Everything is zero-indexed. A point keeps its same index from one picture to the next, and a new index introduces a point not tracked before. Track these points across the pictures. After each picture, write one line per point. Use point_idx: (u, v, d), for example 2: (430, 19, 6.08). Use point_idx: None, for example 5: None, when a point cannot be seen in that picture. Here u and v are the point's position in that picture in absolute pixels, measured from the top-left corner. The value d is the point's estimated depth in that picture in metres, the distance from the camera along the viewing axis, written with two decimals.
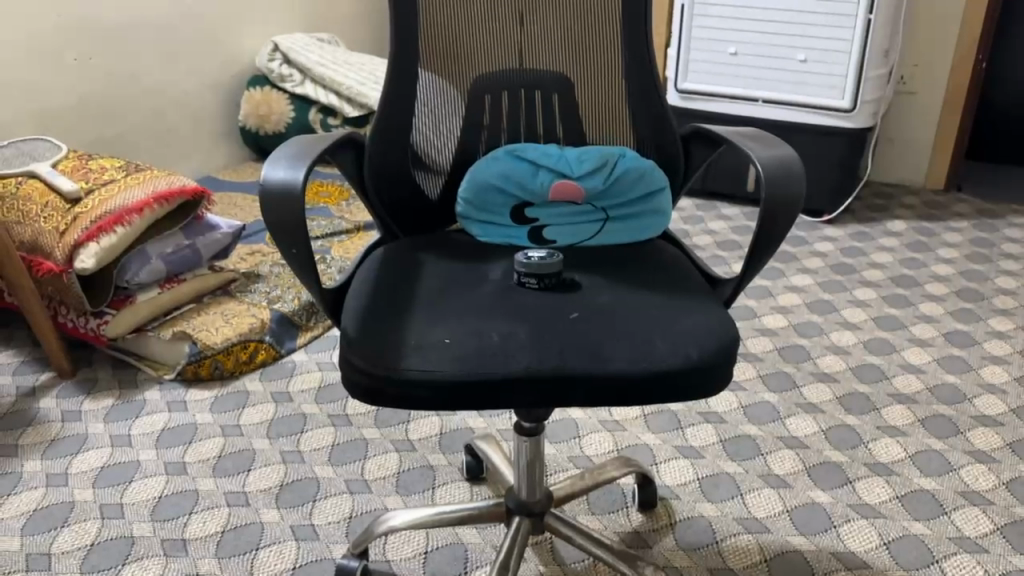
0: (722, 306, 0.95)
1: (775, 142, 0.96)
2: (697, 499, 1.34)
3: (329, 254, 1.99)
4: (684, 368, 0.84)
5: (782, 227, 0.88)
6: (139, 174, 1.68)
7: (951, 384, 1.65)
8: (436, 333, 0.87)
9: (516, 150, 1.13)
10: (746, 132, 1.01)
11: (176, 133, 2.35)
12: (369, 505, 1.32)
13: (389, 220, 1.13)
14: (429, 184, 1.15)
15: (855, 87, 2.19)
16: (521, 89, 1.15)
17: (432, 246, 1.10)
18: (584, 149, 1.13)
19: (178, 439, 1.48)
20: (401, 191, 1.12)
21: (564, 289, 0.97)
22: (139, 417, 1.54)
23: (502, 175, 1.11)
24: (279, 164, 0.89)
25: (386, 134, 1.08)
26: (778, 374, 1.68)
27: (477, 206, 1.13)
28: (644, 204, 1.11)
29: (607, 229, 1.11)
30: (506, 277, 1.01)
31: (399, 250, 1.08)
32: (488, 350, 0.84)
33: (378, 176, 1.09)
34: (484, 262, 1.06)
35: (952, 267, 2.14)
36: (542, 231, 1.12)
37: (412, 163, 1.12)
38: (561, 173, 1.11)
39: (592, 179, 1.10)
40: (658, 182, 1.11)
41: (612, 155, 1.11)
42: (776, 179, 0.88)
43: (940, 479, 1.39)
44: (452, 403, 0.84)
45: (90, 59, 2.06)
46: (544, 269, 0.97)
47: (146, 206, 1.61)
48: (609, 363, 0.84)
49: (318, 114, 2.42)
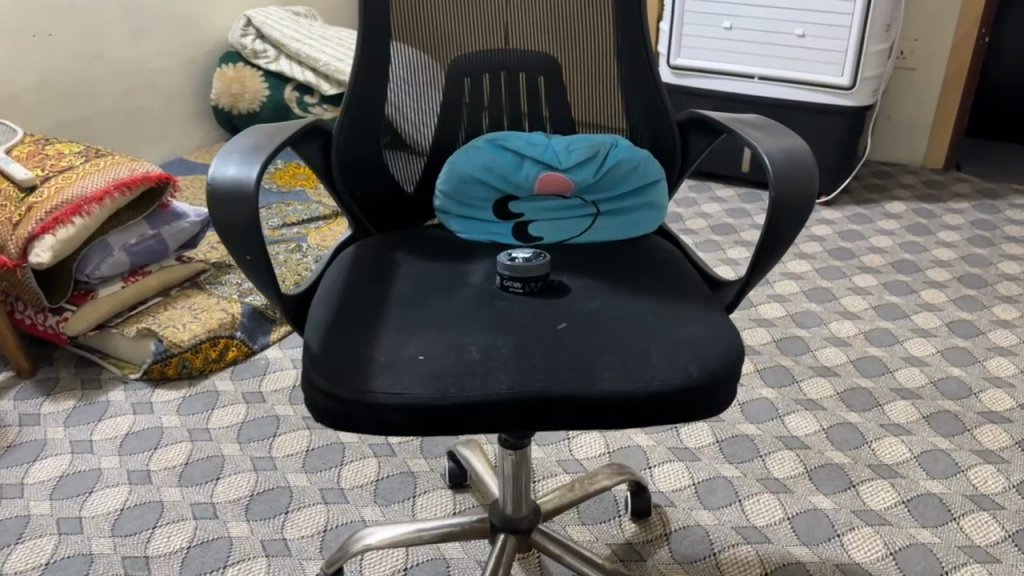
0: (723, 312, 0.87)
1: (780, 132, 0.87)
2: (693, 506, 1.27)
3: (305, 242, 1.89)
4: (683, 387, 0.75)
5: (792, 226, 0.79)
6: (100, 160, 1.58)
7: (956, 377, 1.58)
8: (409, 349, 0.78)
9: (499, 139, 1.03)
10: (748, 121, 0.92)
11: (145, 113, 2.23)
12: (347, 516, 1.24)
13: (361, 216, 1.03)
14: (405, 177, 1.06)
15: (855, 63, 2.09)
16: (503, 72, 1.05)
17: (408, 245, 1.01)
18: (573, 138, 1.03)
19: (142, 445, 1.39)
20: (373, 185, 1.03)
21: (552, 294, 0.90)
22: (101, 421, 1.45)
23: (483, 167, 1.02)
24: (231, 160, 0.79)
25: (356, 121, 0.99)
26: (777, 368, 1.60)
27: (458, 200, 1.04)
28: (638, 198, 1.02)
29: (597, 226, 1.02)
30: (488, 283, 0.93)
31: (370, 252, 0.99)
32: (466, 368, 0.75)
33: (348, 168, 0.99)
34: (465, 263, 0.97)
35: (952, 251, 2.07)
36: (528, 226, 1.02)
37: (386, 153, 1.03)
38: (547, 165, 1.01)
39: (581, 171, 1.01)
40: (654, 174, 1.02)
41: (603, 144, 1.01)
42: (784, 174, 0.79)
43: (947, 481, 1.33)
44: (428, 430, 0.74)
45: (51, 36, 1.94)
46: (530, 272, 0.90)
47: (107, 195, 1.51)
48: (601, 382, 0.75)
49: (293, 92, 2.30)
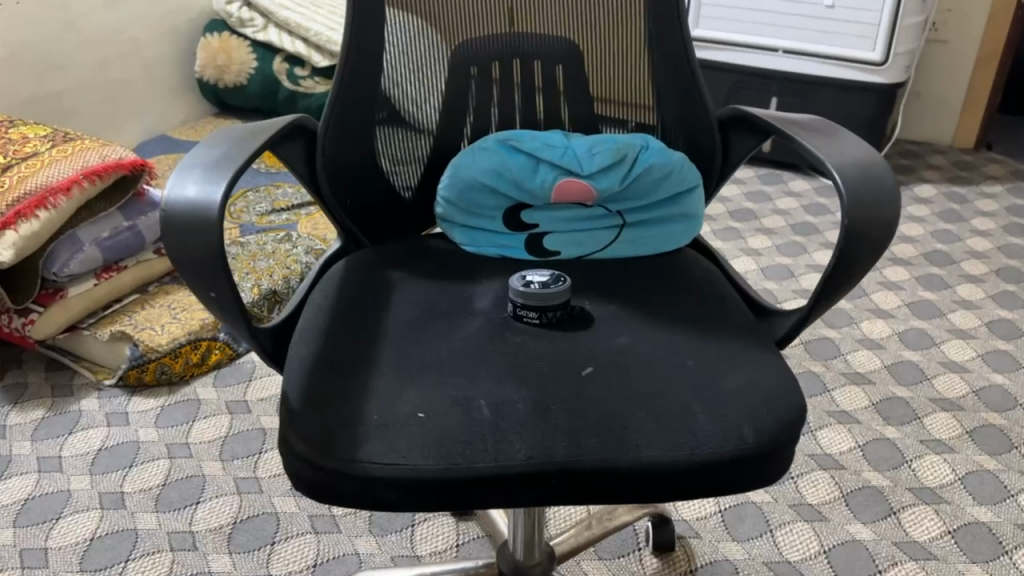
0: (775, 348, 0.75)
1: (845, 138, 0.74)
2: (720, 538, 1.16)
3: (294, 230, 1.75)
4: (736, 456, 0.63)
5: (865, 259, 0.67)
6: (68, 145, 1.44)
7: (999, 386, 1.46)
8: (406, 404, 0.66)
9: (511, 139, 0.89)
10: (802, 122, 0.79)
11: (124, 87, 2.08)
12: (339, 549, 1.13)
13: (352, 227, 0.90)
14: (400, 182, 0.92)
15: (888, 36, 1.93)
16: (516, 60, 0.91)
17: (406, 261, 0.88)
18: (597, 138, 0.89)
19: (116, 463, 1.27)
20: (365, 191, 0.90)
21: (573, 325, 0.78)
22: (72, 434, 1.33)
23: (492, 171, 0.88)
24: (192, 175, 0.66)
25: (343, 118, 0.85)
26: (806, 375, 1.48)
27: (464, 208, 0.90)
28: (670, 209, 0.89)
29: (623, 239, 0.88)
30: (498, 312, 0.80)
31: (361, 271, 0.86)
32: (475, 431, 0.63)
33: (335, 173, 0.86)
34: (472, 286, 0.84)
35: (987, 241, 1.94)
36: (544, 239, 0.89)
37: (378, 154, 0.89)
38: (567, 170, 0.87)
39: (606, 178, 0.88)
40: (690, 181, 0.89)
41: (632, 146, 0.88)
42: (860, 197, 0.67)
43: (997, 508, 1.21)
44: (429, 506, 0.62)
45: (18, 4, 1.78)
46: (547, 300, 0.77)
47: (74, 184, 1.37)
48: (638, 450, 0.62)
49: (283, 63, 2.15)
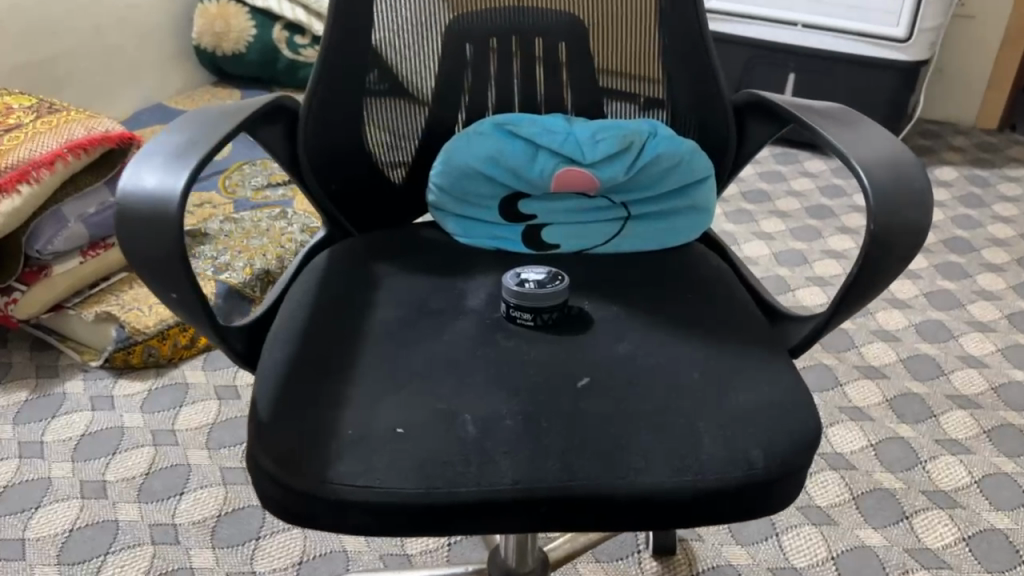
0: (788, 355, 0.70)
1: (872, 130, 0.68)
2: (725, 541, 1.11)
3: (290, 207, 1.69)
4: (745, 483, 0.58)
5: (892, 267, 0.61)
6: (53, 117, 1.38)
7: (1020, 383, 1.39)
8: (385, 417, 0.60)
9: (508, 123, 0.83)
10: (825, 109, 0.73)
11: (119, 54, 2.00)
12: (326, 545, 1.09)
13: (338, 214, 0.84)
14: (386, 162, 0.86)
15: (913, 10, 1.83)
16: (515, 36, 0.84)
17: (394, 253, 0.82)
18: (601, 124, 0.82)
19: (99, 450, 1.23)
20: (351, 177, 0.83)
21: (570, 328, 0.72)
22: (55, 418, 1.28)
23: (488, 158, 0.82)
24: (153, 164, 0.61)
25: (328, 97, 0.79)
26: (818, 368, 1.42)
27: (457, 197, 0.84)
28: (678, 201, 0.83)
29: (627, 232, 0.82)
30: (490, 312, 0.75)
31: (345, 262, 0.80)
32: (459, 450, 0.58)
33: (319, 157, 0.80)
34: (464, 283, 0.78)
35: (1010, 227, 1.86)
36: (542, 231, 0.83)
37: (365, 133, 0.83)
38: (568, 158, 0.81)
39: (610, 167, 0.81)
40: (701, 171, 0.82)
41: (638, 134, 0.81)
42: (889, 199, 0.61)
43: (1015, 514, 1.15)
44: (408, 531, 0.57)
45: None
46: (543, 300, 0.72)
47: (58, 158, 1.32)
48: (637, 475, 0.57)
49: (283, 31, 2.08)
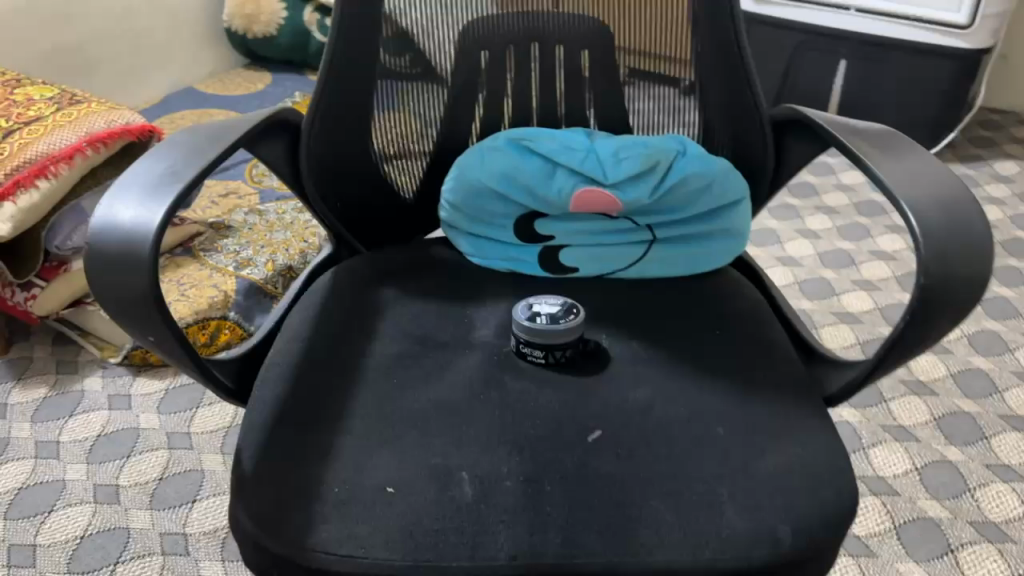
0: (822, 404, 0.63)
1: (925, 159, 0.60)
2: None
3: None
4: (768, 564, 0.52)
5: (944, 322, 0.54)
6: (74, 109, 1.35)
7: None
8: (374, 475, 0.55)
9: (525, 138, 0.77)
10: (870, 132, 0.65)
11: None
12: None
13: (345, 232, 0.80)
14: (391, 166, 0.80)
15: None
16: (534, 42, 0.78)
17: (401, 274, 0.77)
18: (625, 140, 0.76)
19: (113, 453, 1.20)
20: (359, 191, 0.79)
21: (585, 368, 0.66)
22: (72, 417, 1.26)
23: (502, 175, 0.76)
24: (131, 196, 0.56)
25: (333, 110, 0.73)
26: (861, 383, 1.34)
27: (469, 214, 0.79)
28: (709, 225, 0.76)
29: (651, 257, 0.76)
30: (499, 344, 0.69)
31: (347, 287, 0.75)
32: (452, 518, 0.53)
33: (324, 173, 0.75)
34: (474, 310, 0.73)
35: None
36: (560, 254, 0.77)
37: (371, 139, 0.77)
38: (588, 177, 0.75)
39: (633, 188, 0.75)
40: (733, 194, 0.75)
41: (666, 152, 0.75)
42: (943, 248, 0.54)
43: None
44: None
45: None
46: (556, 337, 0.66)
47: (78, 153, 1.29)
48: (647, 554, 0.51)
49: (314, 14, 1.93)
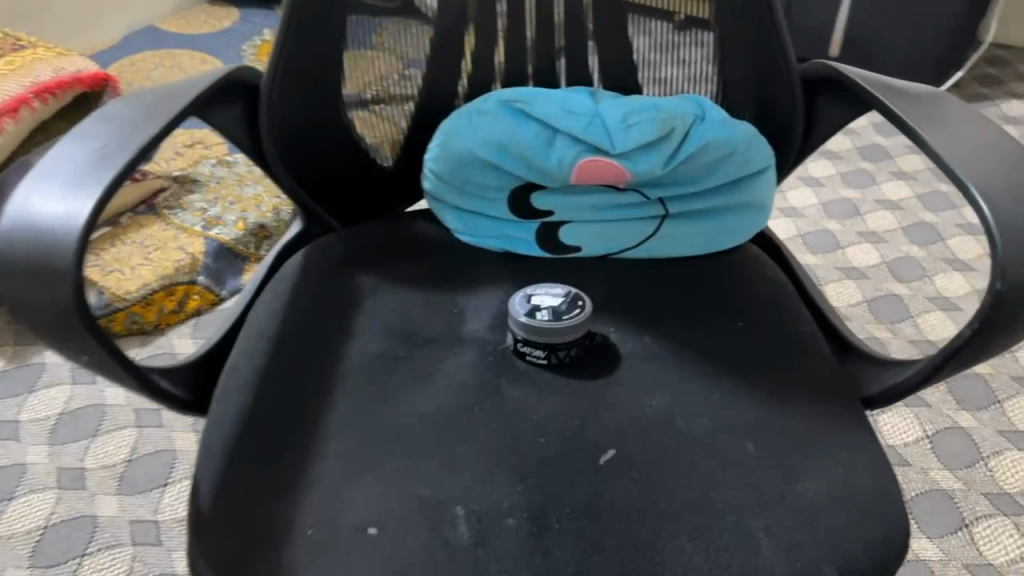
0: (859, 406, 0.56)
1: (987, 132, 0.52)
2: None
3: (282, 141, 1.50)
4: None
5: (1014, 332, 0.47)
6: (17, 56, 1.23)
7: None
8: (354, 511, 0.48)
9: (521, 100, 0.67)
10: (917, 95, 0.57)
11: None
12: None
13: (317, 205, 0.71)
14: (359, 117, 0.69)
15: None
16: None
17: (380, 256, 0.68)
18: (636, 101, 0.66)
19: (80, 433, 1.03)
20: (331, 159, 0.69)
21: (593, 369, 0.58)
22: (30, 393, 1.07)
23: (494, 144, 0.67)
24: (53, 185, 0.47)
25: (296, 70, 0.63)
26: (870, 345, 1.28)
27: (456, 186, 0.70)
28: (728, 198, 0.67)
29: (663, 235, 0.67)
30: (493, 341, 0.61)
31: (318, 272, 0.66)
32: (445, 565, 0.45)
33: (289, 140, 0.66)
34: (464, 298, 0.65)
35: None
36: (559, 230, 0.69)
37: (339, 94, 0.67)
38: (592, 146, 0.65)
39: (644, 158, 0.65)
40: (757, 164, 0.66)
41: (684, 118, 0.65)
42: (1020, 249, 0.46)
43: None
44: None
45: None
46: (557, 335, 0.58)
47: (24, 104, 1.15)
48: None
49: None
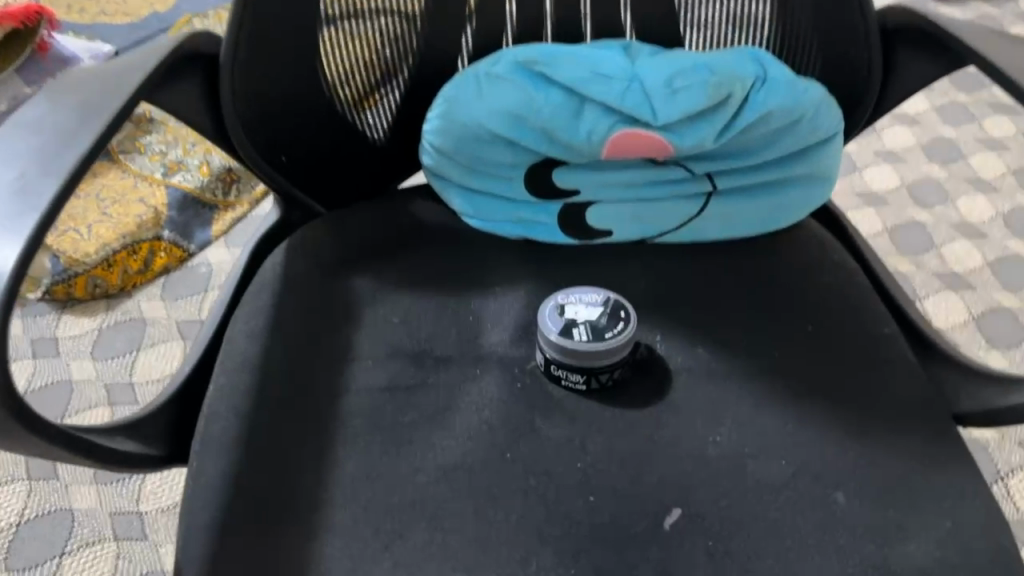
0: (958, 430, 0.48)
1: None
2: None
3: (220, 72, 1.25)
4: None
5: None
6: None
7: None
8: None
9: (542, 60, 0.55)
10: None
11: None
12: None
13: (298, 189, 0.59)
14: (338, 76, 0.56)
15: None
16: None
17: (375, 250, 0.57)
18: (682, 58, 0.54)
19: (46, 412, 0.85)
20: (314, 137, 0.57)
21: (640, 396, 0.49)
22: None
23: (511, 116, 0.55)
24: None
25: (264, 35, 0.51)
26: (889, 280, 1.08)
27: (462, 163, 0.58)
28: (787, 170, 0.57)
29: (710, 216, 0.57)
30: (521, 359, 0.52)
31: (304, 275, 0.55)
32: None
33: (260, 117, 0.54)
34: (480, 303, 0.55)
35: None
36: (587, 213, 0.58)
37: (318, 52, 0.54)
38: (629, 117, 0.54)
39: (692, 131, 0.54)
40: (824, 132, 0.56)
41: (740, 80, 0.54)
42: None
43: None
44: None
45: None
46: (592, 356, 0.49)
47: None
48: None
49: None
